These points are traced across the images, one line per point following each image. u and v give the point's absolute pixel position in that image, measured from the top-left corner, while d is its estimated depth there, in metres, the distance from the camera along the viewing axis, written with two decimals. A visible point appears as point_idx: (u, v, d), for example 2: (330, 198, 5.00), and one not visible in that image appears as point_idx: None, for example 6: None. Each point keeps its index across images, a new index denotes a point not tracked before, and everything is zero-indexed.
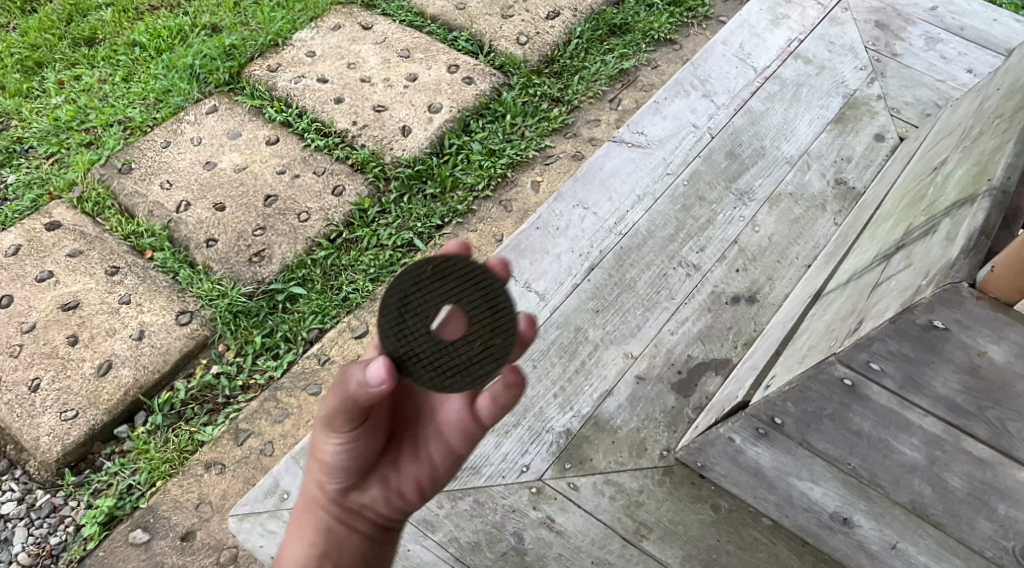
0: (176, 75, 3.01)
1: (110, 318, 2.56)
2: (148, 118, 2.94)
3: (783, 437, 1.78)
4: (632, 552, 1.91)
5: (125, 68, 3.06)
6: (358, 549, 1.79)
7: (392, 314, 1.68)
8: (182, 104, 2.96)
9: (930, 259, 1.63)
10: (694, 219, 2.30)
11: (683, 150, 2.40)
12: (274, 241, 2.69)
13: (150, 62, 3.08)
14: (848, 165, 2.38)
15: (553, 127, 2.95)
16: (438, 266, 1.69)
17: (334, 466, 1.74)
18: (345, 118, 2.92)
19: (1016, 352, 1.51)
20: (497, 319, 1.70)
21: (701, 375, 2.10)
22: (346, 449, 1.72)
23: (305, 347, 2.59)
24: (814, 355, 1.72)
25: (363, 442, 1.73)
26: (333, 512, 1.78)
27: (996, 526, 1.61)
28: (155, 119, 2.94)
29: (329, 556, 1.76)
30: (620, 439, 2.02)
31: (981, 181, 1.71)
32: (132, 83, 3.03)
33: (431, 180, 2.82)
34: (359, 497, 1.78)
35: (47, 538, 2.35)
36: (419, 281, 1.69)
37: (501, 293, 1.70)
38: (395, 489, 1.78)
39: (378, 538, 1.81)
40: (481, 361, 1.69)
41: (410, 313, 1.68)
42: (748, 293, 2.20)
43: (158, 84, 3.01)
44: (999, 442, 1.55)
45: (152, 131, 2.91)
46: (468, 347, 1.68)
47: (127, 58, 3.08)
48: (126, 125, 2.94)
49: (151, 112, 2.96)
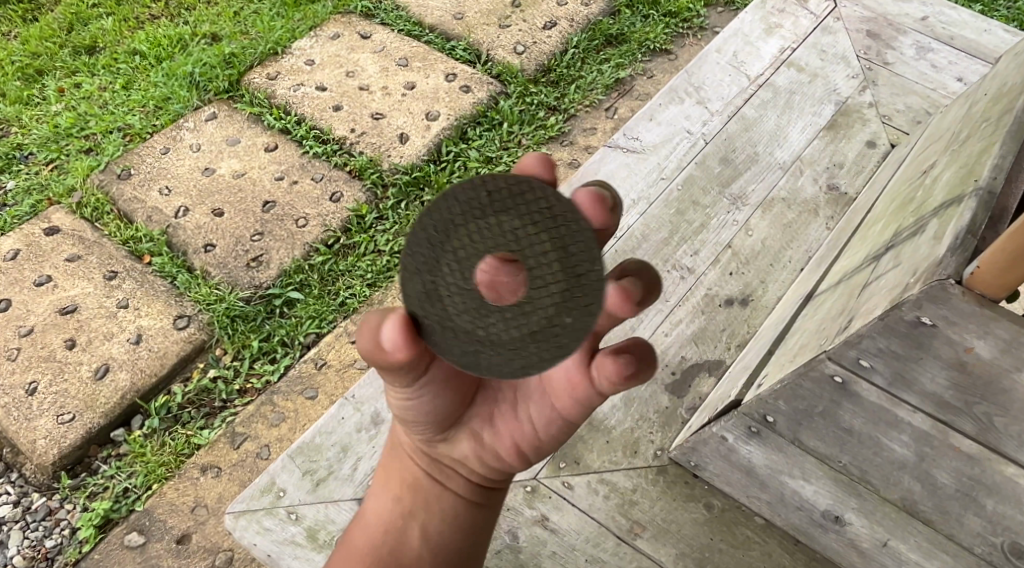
0: (175, 83, 3.04)
1: (108, 322, 2.58)
2: (147, 125, 2.96)
3: (775, 435, 1.80)
4: (626, 550, 1.93)
5: (125, 76, 3.09)
6: (447, 509, 1.83)
7: (429, 252, 1.59)
8: (181, 112, 2.99)
9: (918, 257, 1.66)
10: (688, 223, 2.32)
11: (678, 155, 2.43)
12: (272, 246, 2.71)
13: (149, 70, 3.10)
14: (840, 171, 2.41)
15: (550, 135, 2.98)
16: (498, 198, 1.56)
17: (414, 421, 1.77)
18: (343, 125, 2.95)
19: (1002, 347, 1.54)
20: (570, 282, 1.56)
21: (695, 376, 2.11)
22: (417, 404, 1.74)
23: (302, 351, 2.61)
24: (805, 354, 1.74)
25: (438, 399, 1.75)
26: (424, 466, 1.84)
27: (984, 522, 1.62)
28: (154, 126, 2.96)
29: (416, 515, 1.83)
30: (614, 438, 2.03)
31: (968, 182, 1.73)
32: (132, 90, 3.06)
33: (429, 187, 2.84)
34: (447, 455, 1.82)
35: (43, 540, 2.36)
36: (469, 212, 1.56)
37: (580, 252, 1.55)
38: (488, 448, 1.80)
39: (470, 497, 1.85)
40: (539, 333, 1.58)
41: (463, 264, 1.58)
42: (741, 295, 2.22)
43: (157, 91, 3.03)
44: (985, 438, 1.58)
45: (152, 138, 2.93)
46: (522, 315, 1.58)
47: (128, 66, 3.11)
48: (126, 132, 2.96)
49: (150, 119, 2.98)
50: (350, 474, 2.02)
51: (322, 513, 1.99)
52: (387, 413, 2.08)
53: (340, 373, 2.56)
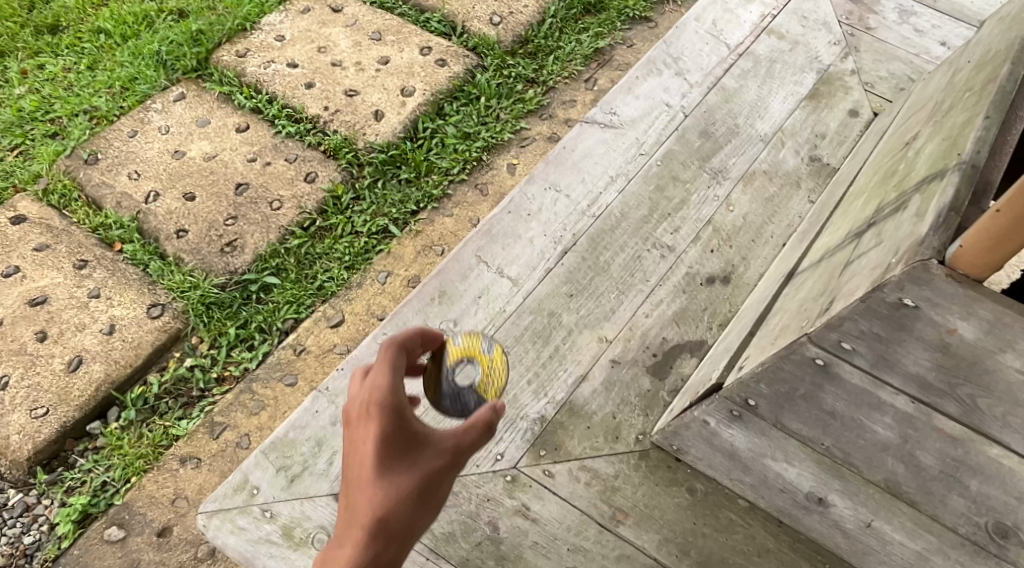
0: (142, 62, 2.97)
1: (79, 313, 2.53)
2: (114, 107, 2.90)
3: (757, 418, 1.76)
4: (609, 537, 1.89)
5: (90, 56, 3.02)
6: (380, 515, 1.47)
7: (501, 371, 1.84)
8: (148, 92, 2.92)
9: (900, 236, 1.61)
10: (668, 199, 2.27)
11: (657, 130, 2.37)
12: (246, 230, 2.66)
13: (114, 49, 3.03)
14: (822, 141, 2.36)
15: (528, 108, 2.93)
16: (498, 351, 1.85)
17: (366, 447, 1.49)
18: (316, 103, 2.88)
19: (986, 329, 1.49)
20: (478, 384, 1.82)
21: (676, 357, 2.07)
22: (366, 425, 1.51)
23: (280, 337, 2.56)
24: (786, 337, 1.69)
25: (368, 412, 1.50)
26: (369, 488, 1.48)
27: (969, 502, 1.60)
28: (121, 108, 2.90)
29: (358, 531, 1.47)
30: (595, 424, 1.99)
31: (951, 156, 1.68)
32: (97, 71, 2.99)
33: (405, 165, 2.80)
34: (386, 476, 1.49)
35: (21, 537, 2.33)
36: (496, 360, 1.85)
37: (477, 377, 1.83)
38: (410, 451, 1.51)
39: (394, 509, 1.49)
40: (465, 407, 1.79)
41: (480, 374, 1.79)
42: (723, 273, 2.18)
43: (123, 71, 2.97)
44: (970, 419, 1.54)
45: (119, 120, 2.87)
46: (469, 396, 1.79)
47: (92, 45, 3.03)
48: (92, 114, 2.90)
49: (116, 101, 2.92)
50: (325, 469, 1.91)
51: (298, 510, 1.88)
52: None
53: (320, 359, 2.53)
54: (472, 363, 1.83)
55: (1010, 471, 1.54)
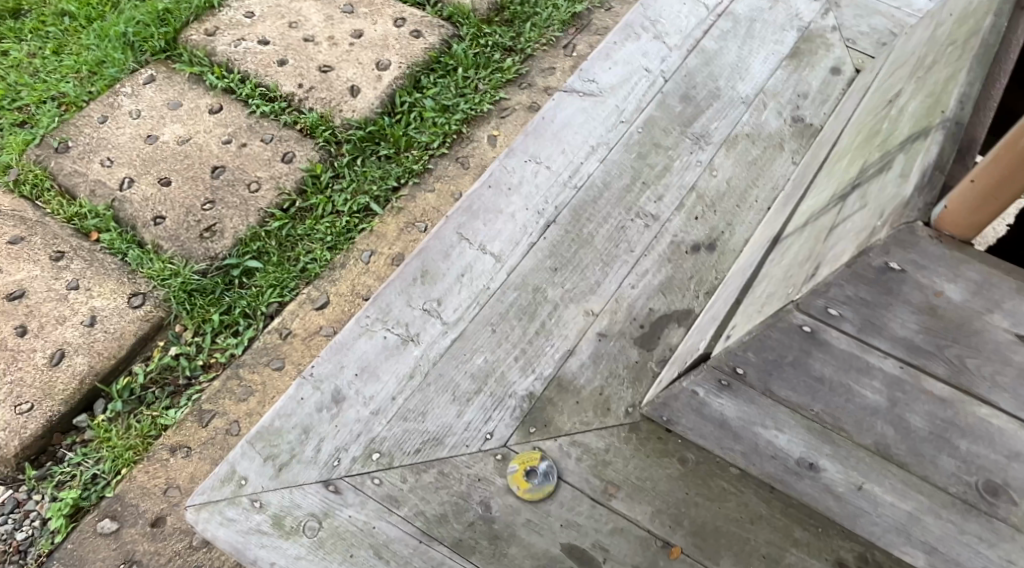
0: (109, 45, 2.92)
1: (59, 305, 2.51)
2: (82, 92, 2.85)
3: (746, 387, 1.72)
4: (601, 511, 1.86)
5: (55, 41, 2.97)
6: None
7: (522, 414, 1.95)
8: (117, 76, 2.88)
9: (884, 197, 1.57)
10: (650, 167, 2.23)
11: (636, 97, 2.32)
12: (225, 214, 2.63)
13: (80, 33, 2.98)
14: (805, 101, 2.33)
15: (507, 78, 2.89)
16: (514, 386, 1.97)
17: None
18: (290, 80, 2.83)
19: (973, 290, 1.47)
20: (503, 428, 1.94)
21: (663, 327, 2.04)
22: None
23: (266, 321, 2.54)
24: (772, 303, 1.66)
25: None
26: None
27: (959, 462, 1.58)
28: (90, 93, 2.86)
29: None
30: (584, 399, 1.96)
31: (934, 113, 1.65)
32: (63, 55, 2.94)
33: (384, 141, 2.76)
34: None
35: (13, 534, 2.31)
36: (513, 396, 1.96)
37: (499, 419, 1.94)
38: None
39: None
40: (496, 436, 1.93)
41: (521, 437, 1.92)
42: (708, 241, 2.15)
43: (90, 55, 2.92)
44: (958, 380, 1.52)
45: (88, 106, 2.83)
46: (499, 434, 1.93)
47: (56, 29, 2.98)
48: (60, 101, 2.85)
49: (84, 86, 2.87)
50: (313, 456, 1.90)
51: (287, 498, 1.87)
52: (347, 390, 1.96)
53: (306, 342, 2.51)
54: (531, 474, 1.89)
55: (1000, 430, 1.53)
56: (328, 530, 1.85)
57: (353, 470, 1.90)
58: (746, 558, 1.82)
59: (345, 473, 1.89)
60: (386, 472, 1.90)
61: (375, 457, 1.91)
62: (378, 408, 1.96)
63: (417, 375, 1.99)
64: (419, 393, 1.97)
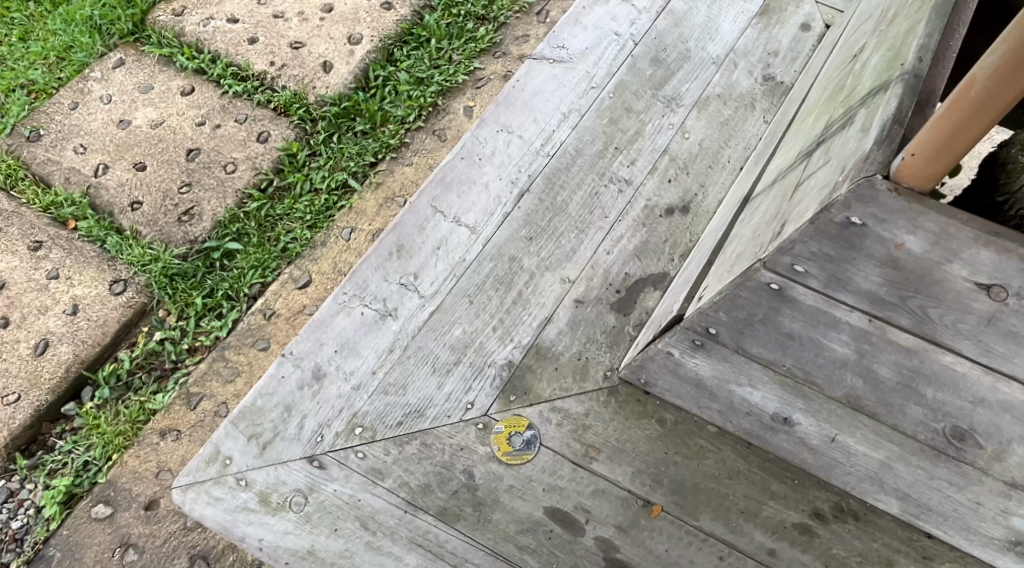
0: (75, 29, 2.92)
1: (40, 295, 2.53)
2: (52, 79, 2.86)
3: (719, 346, 1.74)
4: (583, 474, 1.89)
5: (21, 27, 2.96)
6: None
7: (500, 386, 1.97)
8: (86, 61, 2.88)
9: (846, 152, 1.58)
10: (622, 132, 2.24)
11: (607, 62, 2.31)
12: (202, 197, 2.65)
13: (45, 17, 2.98)
14: (775, 59, 2.34)
15: (481, 47, 2.88)
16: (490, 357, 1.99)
17: None
18: (262, 59, 2.84)
19: (932, 241, 1.49)
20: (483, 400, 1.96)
21: (639, 291, 2.06)
22: None
23: (249, 303, 2.56)
24: (740, 263, 1.68)
25: None
26: None
27: (926, 410, 1.62)
28: (59, 79, 2.86)
29: None
30: (563, 364, 1.99)
31: (894, 67, 1.65)
32: (30, 41, 2.93)
33: (360, 116, 2.77)
34: None
35: (9, 523, 2.35)
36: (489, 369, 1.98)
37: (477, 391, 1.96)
38: None
39: None
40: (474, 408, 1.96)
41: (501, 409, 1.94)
42: (681, 204, 2.17)
43: (57, 40, 2.92)
44: (922, 329, 1.55)
45: (58, 93, 2.83)
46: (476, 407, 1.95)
47: (22, 15, 2.98)
48: (30, 88, 2.86)
49: (53, 72, 2.88)
50: (296, 433, 1.93)
51: (272, 476, 1.90)
52: (328, 366, 1.98)
53: (290, 321, 2.53)
54: (516, 439, 1.92)
55: (964, 376, 1.56)
56: (314, 504, 1.88)
57: (337, 444, 1.92)
58: (725, 513, 1.85)
59: (329, 449, 1.92)
60: (370, 445, 1.93)
61: (358, 431, 1.94)
62: (359, 383, 1.98)
63: (396, 349, 2.01)
64: (399, 367, 2.00)
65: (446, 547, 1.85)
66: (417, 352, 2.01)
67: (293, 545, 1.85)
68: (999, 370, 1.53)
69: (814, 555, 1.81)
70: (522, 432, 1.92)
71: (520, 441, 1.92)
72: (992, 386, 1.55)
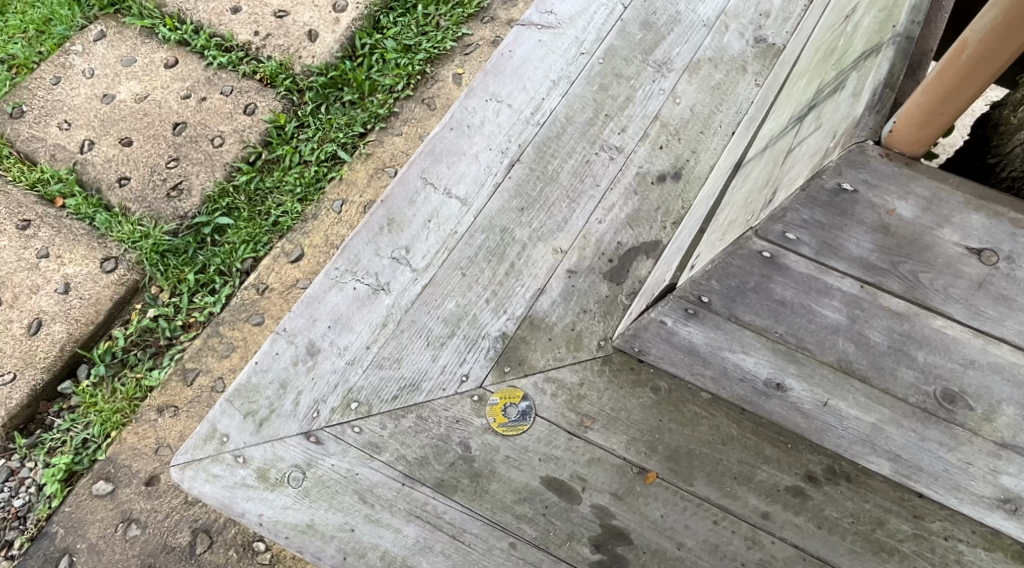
0: (54, 1, 2.89)
1: (31, 274, 2.54)
2: (32, 53, 2.83)
3: (712, 314, 1.73)
4: (578, 443, 1.90)
5: None
6: None
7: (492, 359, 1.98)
8: (66, 34, 2.86)
9: (838, 117, 1.56)
10: (612, 99, 2.22)
11: (596, 26, 2.28)
12: (191, 171, 2.64)
13: None
14: (766, 20, 2.32)
15: (468, 12, 2.84)
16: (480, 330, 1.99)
17: None
18: (245, 29, 2.81)
19: (923, 206, 1.50)
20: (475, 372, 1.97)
21: (632, 261, 2.07)
22: None
23: (242, 278, 2.57)
24: (733, 231, 1.67)
25: None
26: None
27: (917, 373, 1.62)
28: (40, 53, 2.84)
29: None
30: (556, 335, 1.99)
31: (886, 29, 1.61)
32: (8, 15, 2.90)
33: (348, 86, 2.76)
34: None
35: (11, 501, 2.38)
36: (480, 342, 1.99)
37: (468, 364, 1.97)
38: None
39: None
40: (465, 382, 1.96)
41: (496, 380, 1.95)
42: (673, 170, 2.16)
43: (36, 13, 2.89)
44: (913, 294, 1.55)
45: (39, 67, 2.81)
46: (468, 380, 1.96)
47: None
48: (10, 63, 2.83)
49: (33, 46, 2.85)
50: (292, 410, 1.94)
51: (269, 452, 1.91)
52: (322, 341, 1.99)
53: (284, 296, 2.54)
54: (513, 412, 1.93)
55: (954, 339, 1.57)
56: (312, 479, 1.89)
57: (333, 420, 1.93)
58: (719, 478, 1.86)
59: (325, 424, 1.93)
60: (365, 420, 1.93)
61: (354, 406, 1.95)
62: (354, 357, 1.99)
63: (390, 323, 2.01)
64: (393, 340, 2.00)
65: (444, 518, 1.87)
66: (411, 327, 2.01)
67: (291, 520, 1.87)
68: (988, 333, 1.54)
69: (806, 517, 1.83)
70: (519, 404, 1.93)
71: (518, 413, 1.92)
72: (981, 348, 1.56)
